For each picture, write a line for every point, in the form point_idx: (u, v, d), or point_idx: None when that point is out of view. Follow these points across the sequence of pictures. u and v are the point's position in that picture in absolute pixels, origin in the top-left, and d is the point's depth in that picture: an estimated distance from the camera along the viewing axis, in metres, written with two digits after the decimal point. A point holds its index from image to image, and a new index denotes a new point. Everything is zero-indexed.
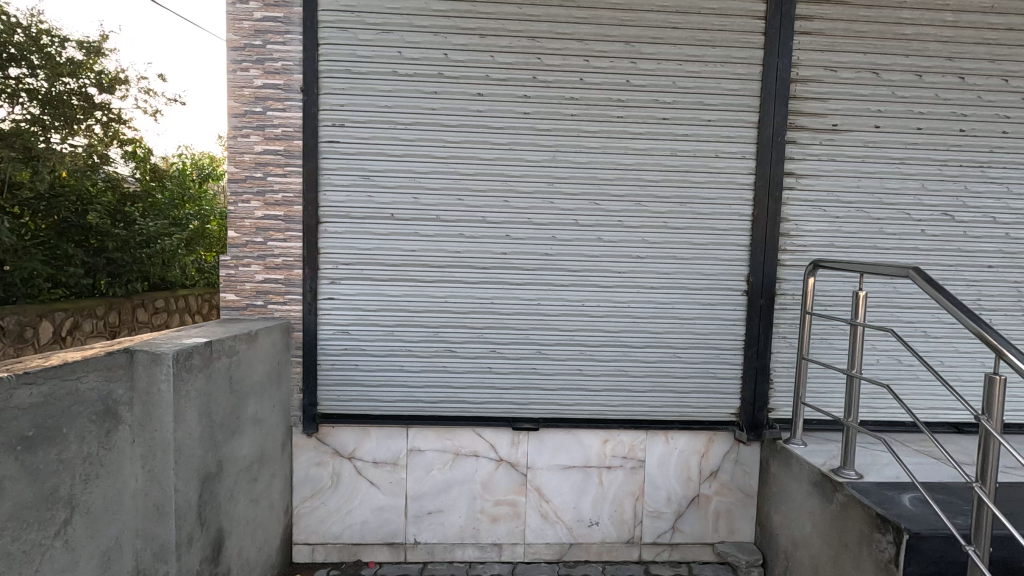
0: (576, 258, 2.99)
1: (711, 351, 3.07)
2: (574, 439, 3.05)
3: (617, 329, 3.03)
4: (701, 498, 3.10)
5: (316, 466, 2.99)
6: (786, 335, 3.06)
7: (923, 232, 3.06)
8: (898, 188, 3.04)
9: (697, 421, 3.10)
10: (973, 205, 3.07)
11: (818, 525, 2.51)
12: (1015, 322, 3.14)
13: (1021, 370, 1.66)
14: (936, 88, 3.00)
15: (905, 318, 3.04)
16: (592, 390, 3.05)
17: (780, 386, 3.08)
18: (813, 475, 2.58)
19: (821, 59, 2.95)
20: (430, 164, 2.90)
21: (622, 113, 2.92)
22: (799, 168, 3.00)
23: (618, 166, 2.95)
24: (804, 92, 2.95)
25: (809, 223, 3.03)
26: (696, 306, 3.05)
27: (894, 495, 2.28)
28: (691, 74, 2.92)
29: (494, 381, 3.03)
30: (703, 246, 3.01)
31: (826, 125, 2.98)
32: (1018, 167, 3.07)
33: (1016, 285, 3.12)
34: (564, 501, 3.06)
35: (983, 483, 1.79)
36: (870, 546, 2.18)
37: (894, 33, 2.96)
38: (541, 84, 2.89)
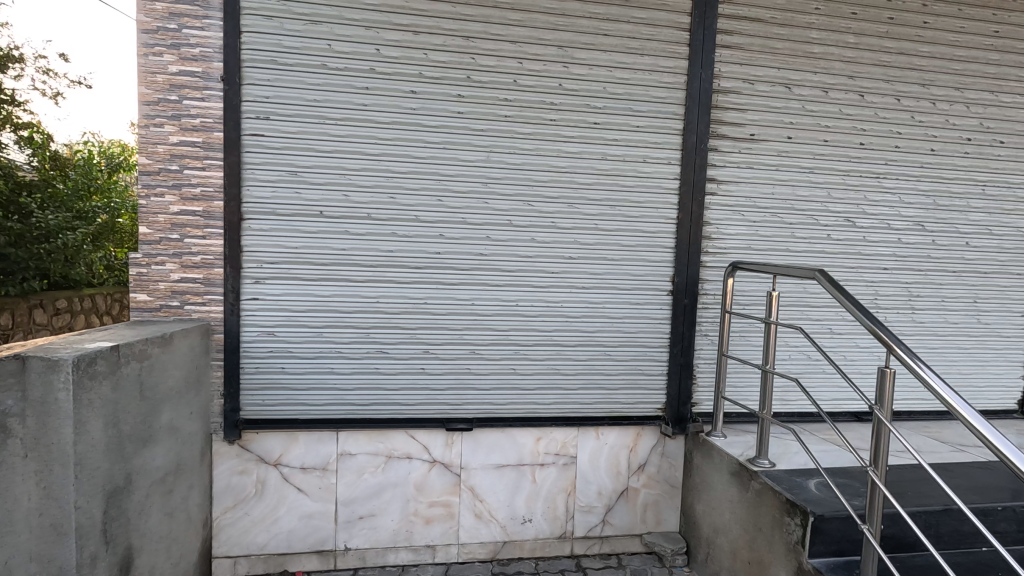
0: (510, 259, 3.01)
1: (640, 349, 3.19)
2: (508, 437, 3.08)
3: (550, 328, 3.09)
4: (630, 491, 3.20)
5: (239, 474, 2.85)
6: (708, 333, 3.22)
7: (828, 237, 3.32)
8: (807, 195, 3.27)
9: (627, 416, 3.21)
10: (871, 213, 3.35)
11: (736, 512, 2.67)
12: (906, 319, 3.46)
13: (907, 363, 1.85)
14: (841, 104, 3.25)
15: (812, 316, 3.28)
16: (526, 389, 3.09)
17: (702, 381, 3.24)
18: (731, 465, 2.74)
19: (739, 72, 3.13)
20: (361, 161, 2.83)
21: (555, 116, 2.97)
22: (720, 174, 3.17)
23: (551, 168, 3.00)
24: (725, 102, 3.12)
25: (728, 227, 3.21)
26: (626, 305, 3.15)
27: (802, 481, 2.46)
28: (621, 81, 3.01)
29: (428, 381, 3.00)
30: (632, 248, 3.12)
31: (744, 134, 3.16)
32: (908, 178, 3.38)
33: (906, 286, 3.44)
34: (498, 500, 3.08)
35: (875, 466, 1.97)
36: (781, 529, 2.34)
37: (804, 51, 3.19)
38: (475, 84, 2.89)
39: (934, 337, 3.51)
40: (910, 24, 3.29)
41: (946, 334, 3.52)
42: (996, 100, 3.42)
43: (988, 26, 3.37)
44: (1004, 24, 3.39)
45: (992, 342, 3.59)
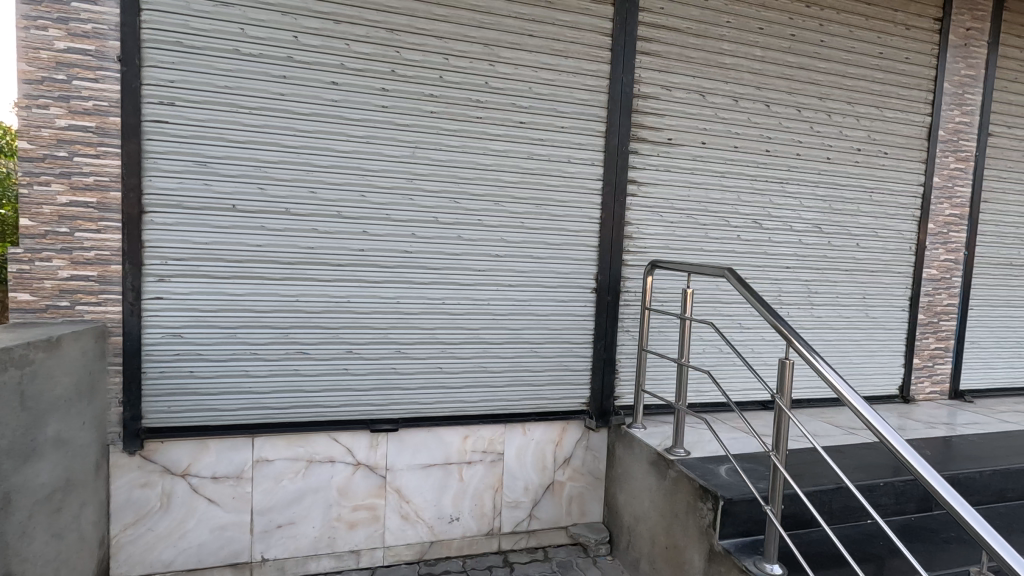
0: (436, 256, 2.98)
1: (565, 346, 3.25)
2: (435, 437, 3.05)
3: (476, 326, 3.09)
4: (556, 485, 3.26)
5: (141, 487, 2.64)
6: (629, 329, 3.34)
7: (738, 237, 3.54)
8: (719, 198, 3.47)
9: (552, 412, 3.27)
10: (775, 215, 3.61)
11: (655, 499, 2.79)
12: (806, 314, 3.75)
13: (804, 355, 2.01)
14: (749, 113, 3.47)
15: (724, 312, 3.48)
16: (453, 387, 3.08)
17: (624, 375, 3.36)
18: (650, 455, 2.86)
19: (658, 78, 3.26)
20: (278, 153, 2.70)
21: (481, 114, 2.97)
22: (641, 176, 3.29)
23: (478, 166, 2.99)
24: (644, 107, 3.25)
25: (648, 227, 3.34)
26: (551, 303, 3.20)
27: (714, 468, 2.61)
28: (546, 82, 3.06)
29: (351, 382, 2.91)
30: (558, 246, 3.18)
31: (663, 138, 3.31)
32: (807, 184, 3.66)
33: (805, 284, 3.73)
34: (425, 500, 3.04)
35: (776, 451, 2.12)
36: (695, 514, 2.47)
37: (716, 62, 3.37)
38: (400, 78, 2.83)
39: (830, 330, 3.83)
40: (809, 42, 3.57)
41: (839, 327, 3.85)
42: (881, 115, 3.78)
43: (875, 47, 3.71)
44: (888, 46, 3.74)
45: (878, 334, 3.97)
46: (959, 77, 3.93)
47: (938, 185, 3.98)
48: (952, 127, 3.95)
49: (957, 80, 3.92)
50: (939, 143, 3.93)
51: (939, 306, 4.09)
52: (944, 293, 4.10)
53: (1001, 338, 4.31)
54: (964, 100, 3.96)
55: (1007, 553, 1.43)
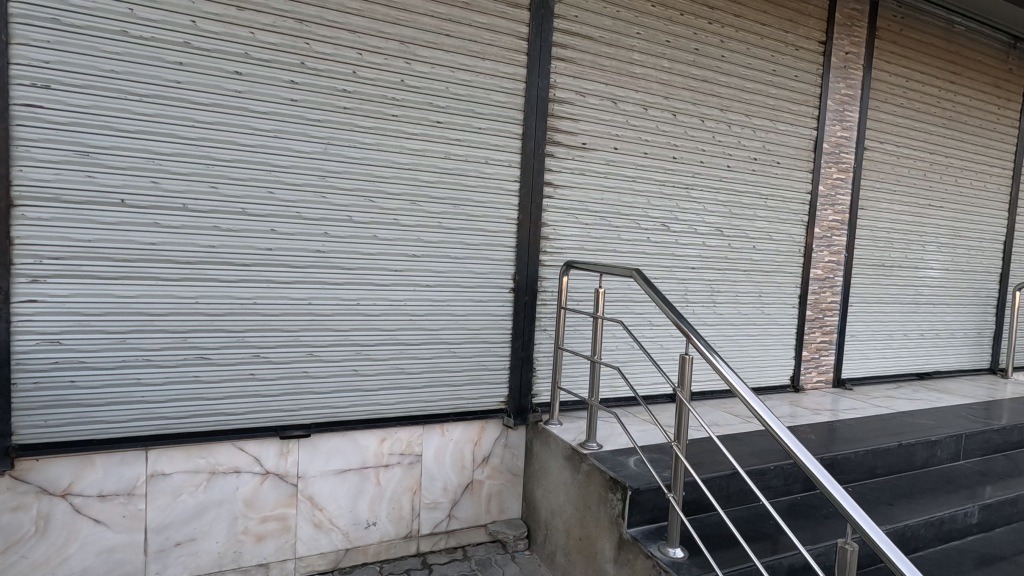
0: (351, 256, 2.90)
1: (483, 345, 3.28)
2: (349, 441, 2.97)
3: (392, 326, 3.04)
4: (475, 483, 3.28)
5: (11, 511, 2.38)
6: (546, 327, 3.43)
7: (648, 239, 3.72)
8: (631, 202, 3.63)
9: (471, 411, 3.28)
10: (682, 218, 3.83)
11: (570, 493, 2.88)
12: (709, 311, 4.01)
13: (701, 350, 2.15)
14: (657, 121, 3.66)
15: (634, 310, 3.65)
16: (369, 390, 3.01)
17: (541, 373, 3.43)
18: (565, 450, 2.95)
19: (572, 84, 3.36)
20: (174, 145, 2.52)
21: (396, 112, 2.92)
22: (556, 179, 3.38)
23: (394, 165, 2.95)
24: (560, 111, 3.34)
25: (564, 229, 3.44)
26: (469, 303, 3.22)
27: (623, 460, 2.74)
28: (463, 82, 3.06)
29: (258, 388, 2.78)
30: (476, 247, 3.19)
31: (578, 143, 3.41)
32: (710, 190, 3.91)
33: (708, 283, 3.98)
34: (339, 507, 2.95)
35: (678, 441, 2.25)
36: (606, 505, 2.57)
37: (626, 71, 3.52)
38: (310, 71, 2.73)
39: (730, 326, 4.11)
40: (711, 56, 3.80)
41: (738, 323, 4.14)
42: (775, 127, 4.10)
43: (769, 65, 4.02)
44: (780, 64, 4.07)
45: (772, 329, 4.30)
46: (840, 95, 4.34)
47: (823, 193, 4.38)
48: (835, 141, 4.35)
49: (838, 98, 4.33)
50: (823, 155, 4.32)
51: (824, 303, 4.50)
52: (828, 291, 4.51)
53: (875, 331, 4.81)
54: (845, 116, 4.38)
55: (866, 524, 1.61)
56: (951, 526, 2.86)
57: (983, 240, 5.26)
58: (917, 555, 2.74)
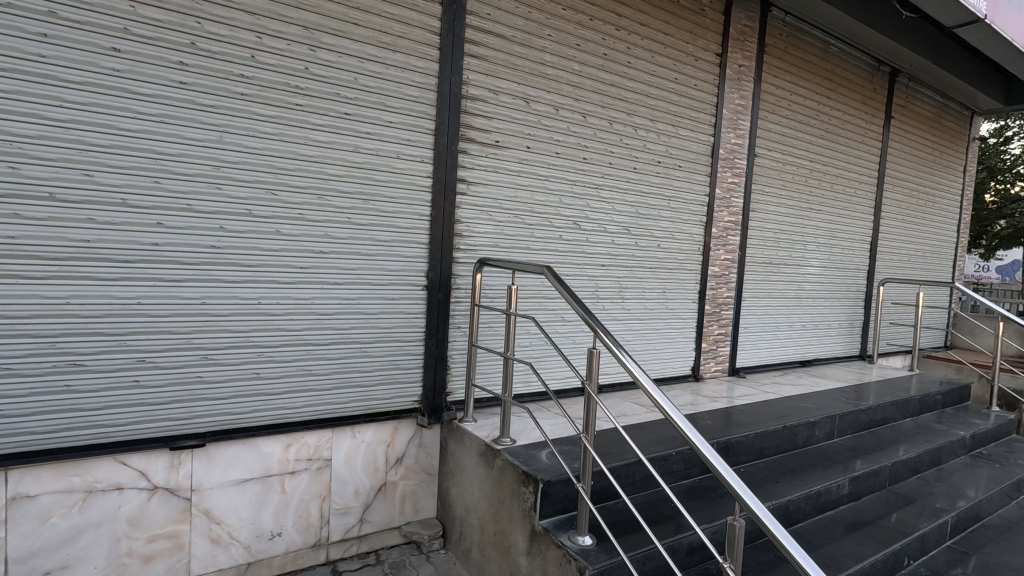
0: (251, 252, 2.73)
1: (396, 344, 3.21)
2: (251, 448, 2.79)
3: (298, 326, 2.90)
4: (388, 485, 3.20)
5: None
6: (460, 325, 3.42)
7: (560, 237, 3.82)
8: (543, 200, 3.71)
9: (383, 412, 3.20)
10: (592, 217, 3.96)
11: (484, 489, 2.89)
12: (618, 306, 4.18)
13: (608, 345, 2.23)
14: (568, 122, 3.76)
15: (547, 306, 3.73)
16: (272, 394, 2.86)
17: (455, 371, 3.42)
18: (478, 446, 2.96)
19: (485, 81, 3.36)
20: (38, 126, 2.24)
21: (301, 101, 2.78)
22: (469, 176, 3.38)
23: (298, 156, 2.80)
24: (473, 108, 3.33)
25: (477, 226, 3.44)
26: (381, 301, 3.13)
27: (536, 453, 2.79)
28: (373, 74, 2.97)
29: (143, 396, 2.54)
30: (387, 244, 3.11)
31: (491, 140, 3.43)
32: (619, 190, 4.08)
33: (617, 280, 4.15)
34: (240, 519, 2.77)
35: (587, 432, 2.33)
36: (519, 499, 2.61)
37: (538, 71, 3.58)
38: (202, 52, 2.53)
39: (637, 321, 4.32)
40: (618, 62, 3.96)
41: (645, 318, 4.36)
42: (676, 133, 4.34)
43: (671, 73, 4.25)
44: (681, 73, 4.31)
45: (675, 322, 4.56)
46: (734, 105, 4.67)
47: (720, 195, 4.70)
48: (729, 147, 4.68)
49: (733, 107, 4.66)
50: (720, 160, 4.64)
51: (721, 297, 4.84)
52: (724, 287, 4.85)
53: (765, 323, 5.24)
54: (738, 125, 4.72)
55: (753, 503, 1.75)
56: (826, 498, 3.19)
57: (854, 241, 5.88)
58: (798, 526, 3.02)
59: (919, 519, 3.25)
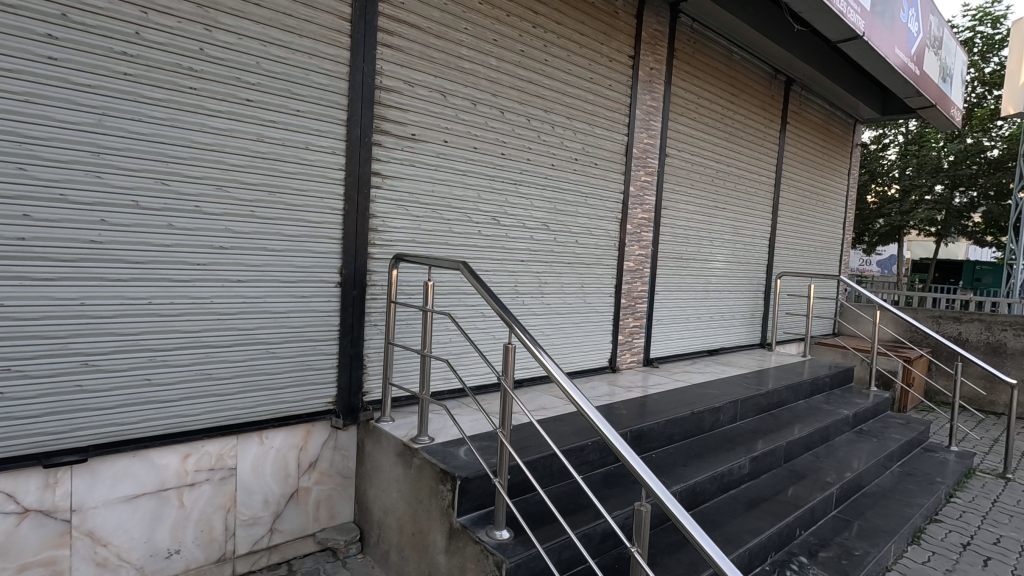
0: (140, 248, 2.51)
1: (307, 344, 3.07)
2: (143, 461, 2.57)
3: (195, 327, 2.70)
4: (300, 491, 3.07)
5: None
6: (376, 323, 3.32)
7: (478, 233, 3.81)
8: (461, 195, 3.69)
9: (294, 415, 3.05)
10: (511, 213, 3.98)
11: (402, 489, 2.84)
12: (537, 301, 4.24)
13: (522, 339, 2.25)
14: (486, 117, 3.75)
15: (466, 302, 3.72)
16: (167, 401, 2.64)
17: (371, 370, 3.32)
18: (396, 446, 2.90)
19: (399, 72, 3.27)
20: None
21: (195, 85, 2.58)
22: (385, 169, 3.28)
23: (194, 144, 2.60)
24: (387, 100, 3.24)
25: (393, 220, 3.36)
26: (289, 299, 2.98)
27: (453, 450, 2.77)
28: (277, 59, 2.80)
29: (10, 410, 2.27)
30: (295, 239, 2.96)
31: (406, 133, 3.35)
32: (537, 186, 4.13)
33: (536, 275, 4.20)
34: (131, 538, 2.54)
35: (504, 427, 2.34)
36: (437, 497, 2.58)
37: (454, 65, 3.54)
38: (76, 26, 2.27)
39: (556, 315, 4.39)
40: (536, 59, 4.00)
41: (564, 312, 4.45)
42: (592, 131, 4.46)
43: (587, 72, 4.35)
44: (597, 73, 4.42)
45: (593, 316, 4.69)
46: (646, 106, 4.86)
47: (634, 193, 4.87)
48: (642, 147, 4.87)
49: (645, 108, 4.85)
50: (633, 159, 4.81)
51: (636, 291, 5.03)
52: (639, 281, 5.05)
53: (676, 315, 5.52)
54: (650, 125, 4.91)
55: (658, 488, 1.83)
56: (729, 478, 3.41)
57: (755, 237, 6.32)
58: (705, 506, 3.21)
59: (810, 492, 3.55)
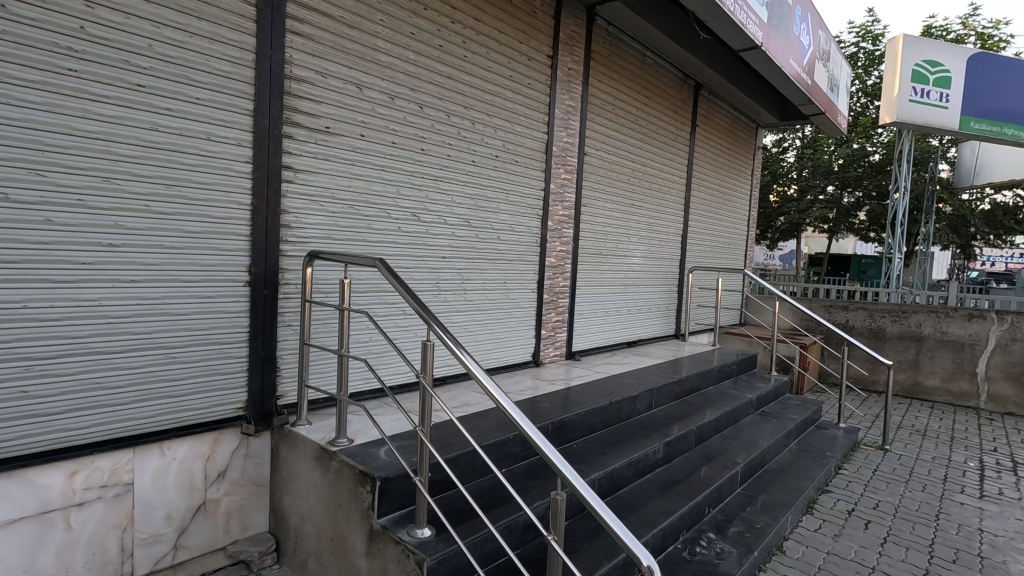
0: (11, 245, 2.25)
1: (213, 347, 2.89)
2: (20, 482, 2.32)
3: (81, 333, 2.46)
4: (208, 504, 2.89)
5: None
6: (290, 323, 3.19)
7: (398, 229, 3.75)
8: (379, 190, 3.61)
9: (200, 423, 2.86)
10: (431, 210, 3.95)
11: (320, 494, 2.75)
12: (460, 297, 4.23)
13: (441, 336, 2.24)
14: (404, 112, 3.69)
15: (384, 300, 3.65)
16: (49, 415, 2.39)
17: (286, 372, 3.19)
18: (312, 450, 2.80)
19: (311, 62, 3.14)
20: None
21: (76, 66, 2.35)
22: (296, 163, 3.14)
23: (75, 132, 2.37)
24: (297, 90, 3.10)
25: (307, 216, 3.23)
26: (192, 300, 2.79)
27: (374, 451, 2.72)
28: (173, 42, 2.60)
29: None
30: (198, 235, 2.78)
31: (320, 126, 3.23)
32: (458, 182, 4.12)
33: (458, 271, 4.19)
34: (7, 569, 2.29)
35: (424, 424, 2.33)
36: (356, 500, 2.52)
37: (370, 57, 3.46)
38: None
39: (479, 311, 4.41)
40: (454, 55, 3.98)
41: (487, 308, 4.47)
42: (513, 128, 4.50)
43: (506, 70, 4.38)
44: (516, 71, 4.47)
45: (515, 311, 4.75)
46: (565, 106, 4.97)
47: (554, 190, 4.98)
48: (562, 145, 4.98)
49: (564, 107, 4.96)
50: (553, 157, 4.91)
51: (558, 286, 5.14)
52: (560, 277, 5.16)
53: (596, 309, 5.70)
54: (569, 125, 5.03)
55: (573, 477, 1.88)
56: (645, 463, 3.57)
57: (669, 233, 6.64)
58: (622, 491, 3.35)
59: (718, 472, 3.79)
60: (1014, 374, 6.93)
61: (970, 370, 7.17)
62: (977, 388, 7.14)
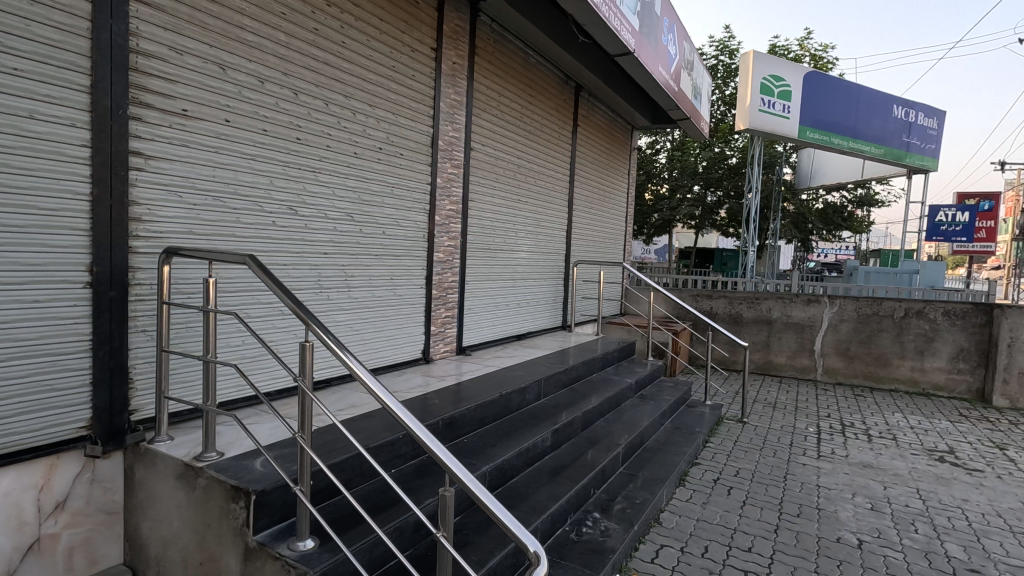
0: None
1: (45, 360, 2.49)
2: None
3: None
4: (43, 541, 2.49)
5: None
6: (145, 328, 2.84)
7: (272, 223, 3.49)
8: (249, 181, 3.33)
9: (30, 448, 2.46)
10: (310, 203, 3.73)
11: (185, 516, 2.49)
12: (343, 295, 4.05)
13: (320, 336, 2.12)
14: (275, 97, 3.44)
15: (257, 300, 3.39)
16: None
17: (140, 383, 2.84)
18: (175, 468, 2.52)
19: (162, 36, 2.81)
20: None
21: None
22: (147, 148, 2.80)
23: None
24: (146, 67, 2.76)
25: (162, 208, 2.89)
26: (14, 305, 2.38)
27: (248, 463, 2.52)
28: None
29: None
30: (19, 229, 2.38)
31: (175, 108, 2.91)
32: (339, 174, 3.92)
33: (341, 268, 4.01)
34: None
35: (304, 431, 2.19)
36: (228, 518, 2.32)
37: (234, 35, 3.17)
38: None
39: (365, 309, 4.25)
40: (331, 40, 3.77)
41: (373, 306, 4.32)
42: (396, 121, 4.38)
43: (388, 60, 4.24)
44: (398, 61, 4.34)
45: (404, 308, 4.64)
46: (450, 100, 4.93)
47: (441, 185, 4.93)
48: (448, 140, 4.94)
49: (450, 101, 4.93)
50: (439, 150, 4.86)
51: (446, 282, 5.11)
52: (449, 272, 5.13)
53: (485, 304, 5.74)
54: (454, 119, 5.00)
55: (460, 471, 1.88)
56: (534, 451, 3.67)
57: (554, 228, 6.87)
58: (513, 481, 3.41)
59: (602, 454, 4.00)
60: (842, 350, 8.08)
61: (809, 348, 8.24)
62: (815, 363, 8.23)
